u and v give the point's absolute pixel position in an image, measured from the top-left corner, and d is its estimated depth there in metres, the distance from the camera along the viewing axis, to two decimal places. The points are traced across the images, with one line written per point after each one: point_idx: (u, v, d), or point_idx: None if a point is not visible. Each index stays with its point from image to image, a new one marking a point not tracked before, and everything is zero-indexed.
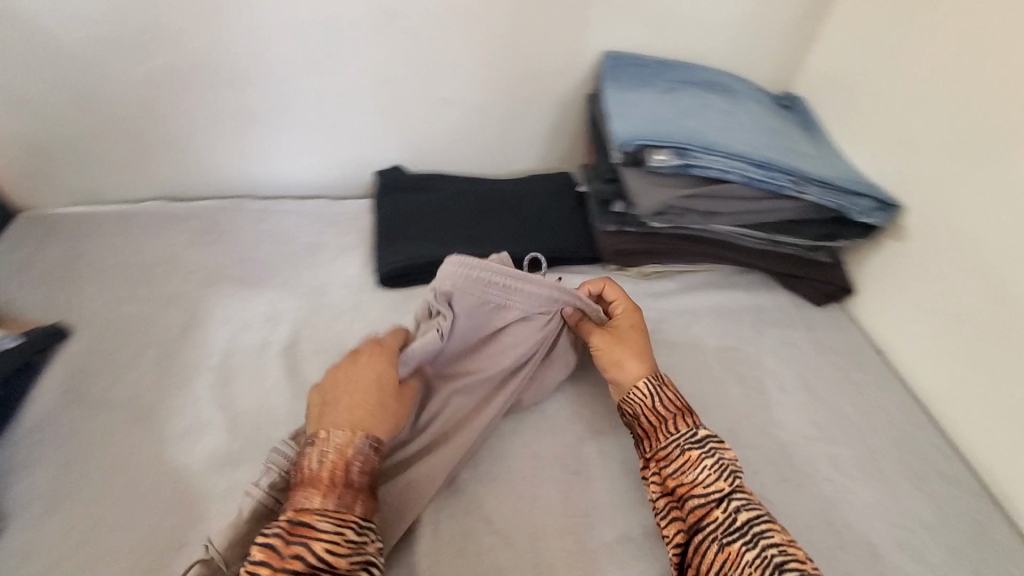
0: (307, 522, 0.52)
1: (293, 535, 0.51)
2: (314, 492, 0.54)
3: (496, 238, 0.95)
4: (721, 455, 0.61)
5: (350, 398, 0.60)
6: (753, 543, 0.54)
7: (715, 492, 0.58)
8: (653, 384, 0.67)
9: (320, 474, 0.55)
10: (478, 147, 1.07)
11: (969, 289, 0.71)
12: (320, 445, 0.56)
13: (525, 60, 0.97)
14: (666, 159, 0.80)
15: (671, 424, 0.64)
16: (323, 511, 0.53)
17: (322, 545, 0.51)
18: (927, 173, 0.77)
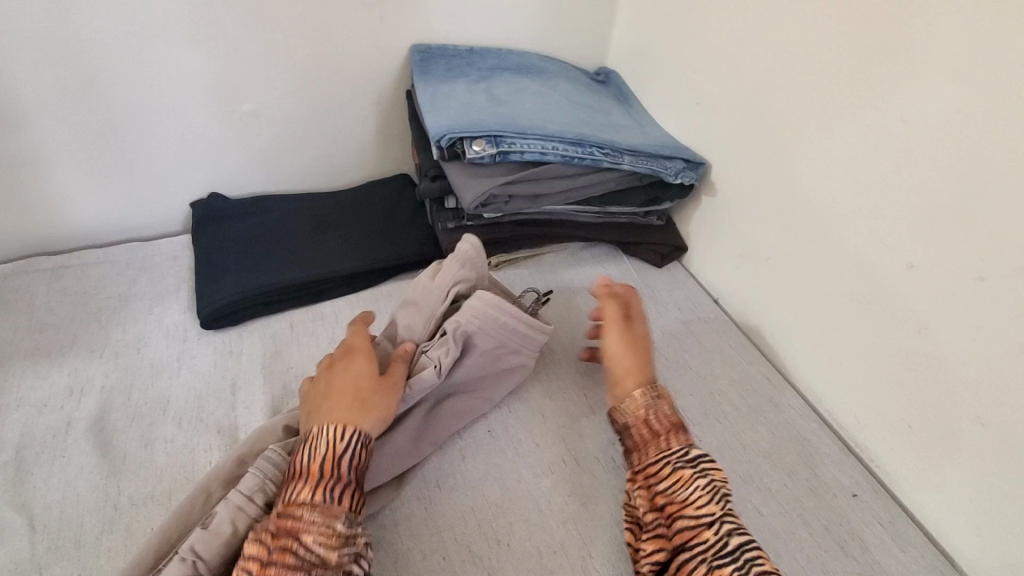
0: (292, 519, 0.48)
1: (281, 531, 0.48)
2: (303, 484, 0.50)
3: (333, 255, 0.89)
4: (713, 475, 0.55)
5: (340, 395, 0.56)
6: (745, 571, 0.48)
7: (706, 514, 0.52)
8: (649, 399, 0.62)
9: (301, 467, 0.51)
10: (305, 161, 1.00)
11: (771, 229, 0.77)
12: (309, 439, 0.53)
13: (331, 62, 0.91)
14: (484, 148, 0.78)
15: (663, 440, 0.59)
16: (309, 505, 0.49)
17: (311, 539, 0.47)
18: (722, 129, 0.82)
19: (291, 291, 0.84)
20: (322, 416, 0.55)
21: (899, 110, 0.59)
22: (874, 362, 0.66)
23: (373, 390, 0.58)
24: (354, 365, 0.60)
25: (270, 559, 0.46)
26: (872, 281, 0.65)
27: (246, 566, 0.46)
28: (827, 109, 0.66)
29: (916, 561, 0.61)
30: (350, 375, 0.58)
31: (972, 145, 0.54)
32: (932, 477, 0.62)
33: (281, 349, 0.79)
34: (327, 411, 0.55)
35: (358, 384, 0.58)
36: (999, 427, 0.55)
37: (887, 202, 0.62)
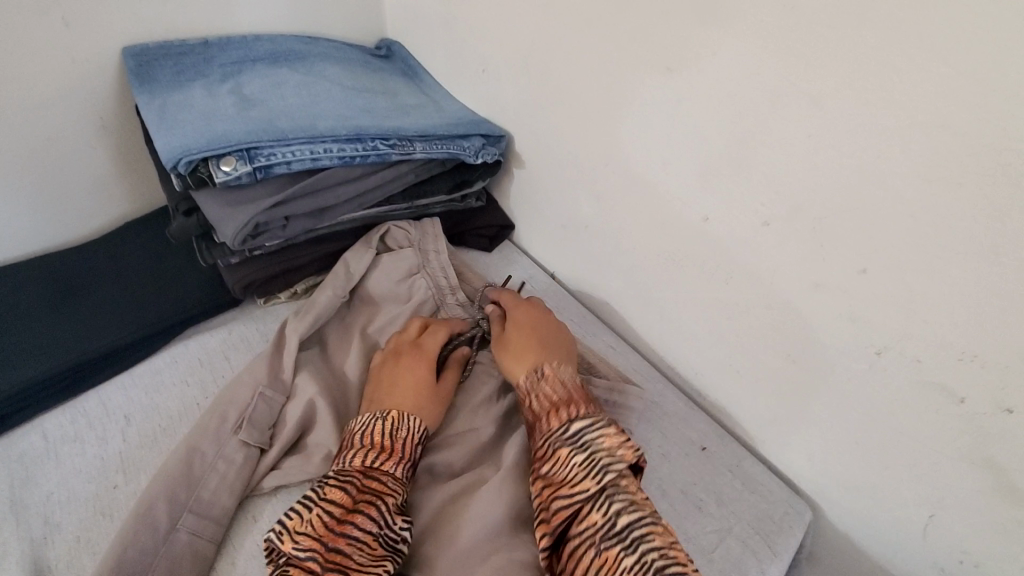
0: (377, 480, 0.51)
1: (367, 485, 0.51)
2: (380, 454, 0.53)
3: (89, 329, 0.71)
4: (595, 448, 0.53)
5: (398, 392, 0.59)
6: (630, 547, 0.47)
7: (582, 491, 0.50)
8: (535, 381, 0.60)
9: (379, 440, 0.54)
10: (29, 215, 0.78)
11: (582, 198, 0.72)
12: (387, 416, 0.56)
13: (10, 85, 0.69)
14: (237, 167, 0.64)
15: (547, 422, 0.56)
16: (395, 473, 0.53)
17: (391, 501, 0.51)
18: (512, 96, 0.75)
19: (33, 389, 0.66)
20: (401, 406, 0.58)
21: (665, 57, 0.55)
22: (697, 316, 0.65)
23: (434, 394, 0.61)
24: (418, 365, 0.62)
25: (355, 507, 0.49)
26: (682, 237, 0.62)
27: (328, 507, 0.49)
28: (601, 66, 0.61)
29: (764, 499, 0.62)
30: (412, 371, 0.61)
31: (732, 86, 0.51)
32: (765, 414, 0.63)
33: (35, 472, 0.61)
34: (397, 401, 0.58)
35: (421, 379, 0.61)
36: (807, 362, 0.56)
37: (674, 155, 0.58)
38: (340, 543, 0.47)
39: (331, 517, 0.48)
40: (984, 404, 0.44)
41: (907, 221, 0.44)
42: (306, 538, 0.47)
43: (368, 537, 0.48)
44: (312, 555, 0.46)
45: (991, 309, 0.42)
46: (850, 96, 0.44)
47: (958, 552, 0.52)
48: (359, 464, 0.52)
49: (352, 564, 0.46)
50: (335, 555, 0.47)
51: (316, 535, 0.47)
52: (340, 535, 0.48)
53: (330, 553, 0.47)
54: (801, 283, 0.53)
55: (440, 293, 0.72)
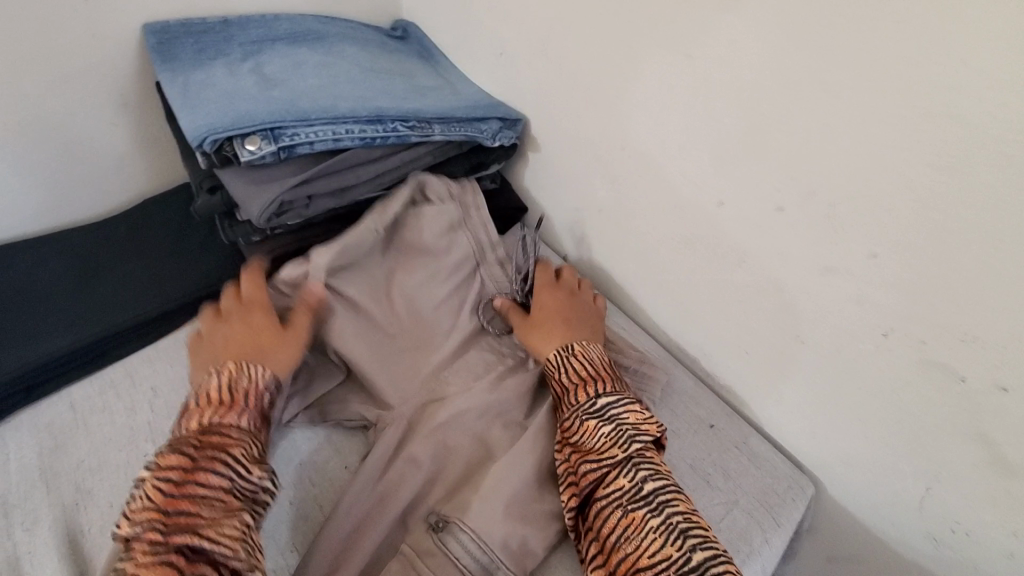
0: (218, 435, 0.51)
1: (207, 443, 0.50)
2: (221, 410, 0.53)
3: (113, 303, 0.72)
4: (622, 421, 0.57)
5: (241, 347, 0.59)
6: (658, 510, 0.51)
7: (610, 458, 0.54)
8: (565, 355, 0.63)
9: (216, 398, 0.54)
10: (50, 189, 0.79)
11: (596, 182, 0.74)
12: (222, 373, 0.56)
13: (31, 61, 0.70)
14: (261, 146, 0.65)
15: (573, 394, 0.60)
16: (238, 426, 0.53)
17: (237, 452, 0.51)
18: (529, 80, 0.76)
19: (62, 360, 0.67)
20: (242, 359, 0.57)
21: (685, 43, 0.56)
22: (708, 297, 0.67)
23: (281, 338, 0.61)
24: (252, 322, 0.61)
25: (196, 464, 0.48)
26: (695, 220, 0.64)
27: (164, 476, 0.48)
28: (619, 52, 0.62)
29: (768, 474, 0.65)
30: (254, 334, 0.60)
31: (751, 74, 0.52)
32: (773, 395, 0.66)
33: (63, 441, 0.63)
34: (236, 354, 0.58)
35: (259, 331, 0.60)
36: (814, 343, 0.58)
37: (691, 141, 0.60)
38: (184, 503, 0.46)
39: (171, 483, 0.47)
40: (982, 382, 0.47)
41: (917, 207, 0.46)
42: (146, 510, 0.46)
43: (217, 489, 0.48)
44: (152, 520, 0.45)
45: (993, 291, 0.44)
46: (867, 87, 0.45)
47: (951, 522, 0.55)
48: (197, 426, 0.52)
49: (201, 520, 0.46)
50: (181, 516, 0.46)
51: (154, 505, 0.46)
52: (181, 496, 0.47)
53: (173, 516, 0.46)
54: (812, 267, 0.55)
55: (481, 250, 0.74)
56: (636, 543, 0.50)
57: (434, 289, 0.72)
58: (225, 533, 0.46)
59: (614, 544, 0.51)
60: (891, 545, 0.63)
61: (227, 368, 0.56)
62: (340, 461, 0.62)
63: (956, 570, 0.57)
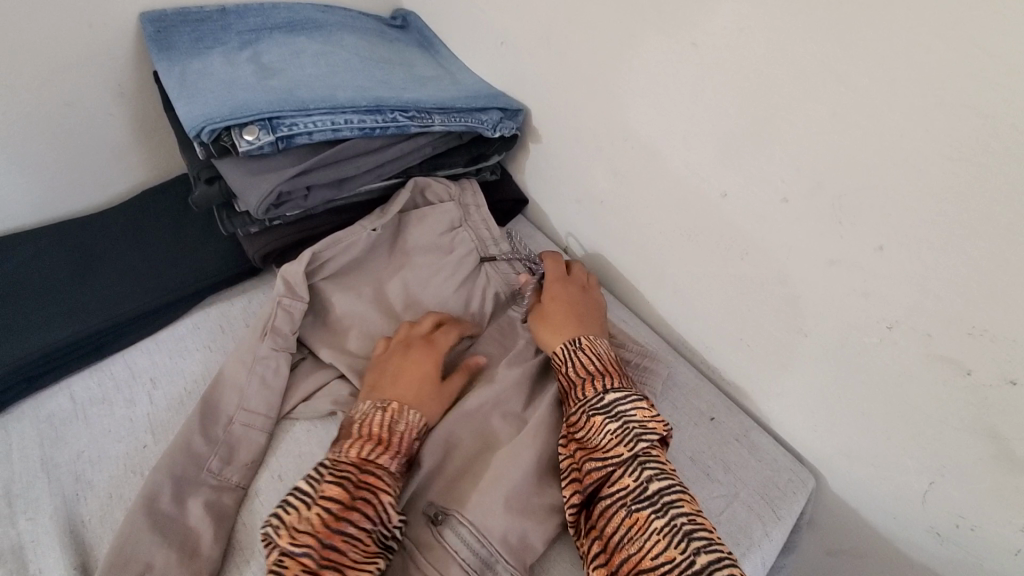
0: (372, 475, 0.52)
1: (362, 483, 0.52)
2: (377, 447, 0.54)
3: (112, 294, 0.72)
4: (628, 419, 0.56)
5: (404, 377, 0.61)
6: (662, 511, 0.51)
7: (615, 457, 0.54)
8: (572, 350, 0.62)
9: (376, 433, 0.56)
10: (49, 180, 0.79)
11: (599, 173, 0.73)
12: (383, 409, 0.57)
13: (28, 51, 0.69)
14: (259, 136, 0.64)
15: (580, 390, 0.59)
16: (389, 468, 0.54)
17: (387, 499, 0.52)
18: (530, 69, 0.75)
19: (62, 351, 0.67)
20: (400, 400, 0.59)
21: (690, 31, 0.55)
22: (711, 291, 0.66)
23: (439, 392, 0.61)
24: (416, 362, 0.62)
25: (353, 504, 0.50)
26: (698, 211, 0.63)
27: (325, 504, 0.50)
28: (623, 40, 0.61)
29: (771, 467, 0.65)
30: (414, 365, 0.61)
31: (757, 63, 0.51)
32: (777, 389, 0.65)
33: (64, 432, 0.63)
34: (393, 393, 0.59)
35: (422, 369, 0.61)
36: (819, 336, 0.57)
37: (696, 131, 0.59)
38: (336, 541, 0.48)
39: (330, 513, 0.49)
40: (991, 376, 0.46)
41: (926, 197, 0.45)
42: (304, 536, 0.48)
43: (364, 533, 0.50)
44: (309, 550, 0.47)
45: (1003, 283, 0.43)
46: (873, 74, 0.44)
47: (955, 517, 0.54)
48: (354, 457, 0.53)
49: (349, 561, 0.48)
50: (331, 551, 0.48)
51: (313, 532, 0.48)
52: (336, 531, 0.49)
53: (326, 550, 0.48)
54: (817, 259, 0.54)
55: (482, 245, 0.74)
56: (639, 543, 0.50)
57: (440, 286, 0.71)
58: None
59: (617, 545, 0.51)
60: (893, 539, 0.62)
61: (388, 405, 0.58)
62: None
63: (958, 565, 0.57)
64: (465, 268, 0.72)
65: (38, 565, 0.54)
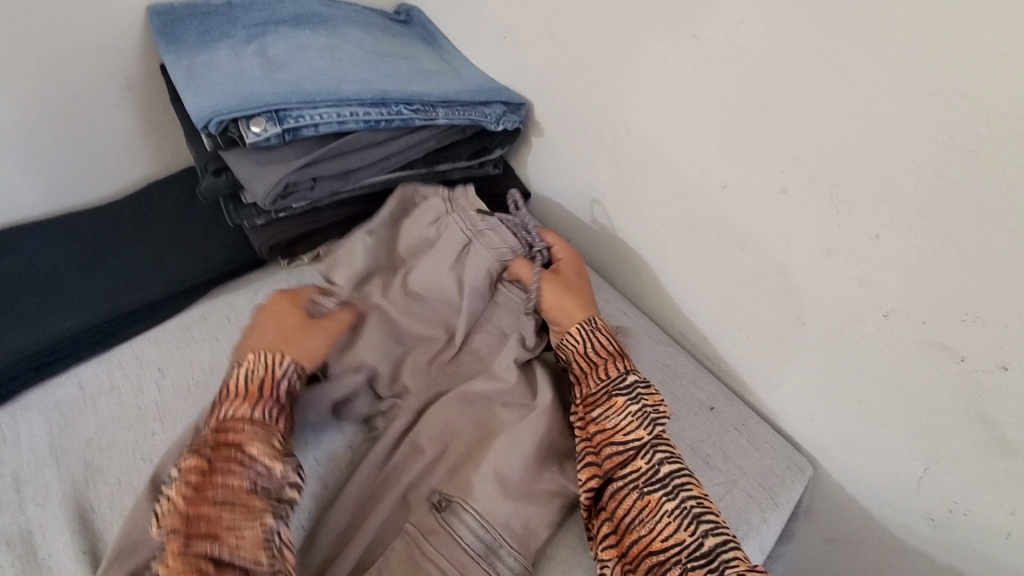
0: (232, 432, 0.50)
1: (222, 443, 0.50)
2: (235, 403, 0.52)
3: (119, 285, 0.73)
4: (646, 402, 0.58)
5: (276, 328, 0.59)
6: (673, 494, 0.53)
7: (634, 440, 0.56)
8: (588, 330, 0.63)
9: (237, 389, 0.53)
10: (56, 173, 0.80)
11: (600, 165, 0.74)
12: (244, 364, 0.55)
13: (37, 43, 0.70)
14: (267, 128, 0.65)
15: (601, 369, 0.60)
16: (251, 419, 0.52)
17: (255, 451, 0.50)
18: (533, 63, 0.76)
19: (70, 341, 0.68)
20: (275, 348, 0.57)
21: (690, 24, 0.56)
22: (711, 282, 0.67)
23: (313, 338, 0.59)
24: (281, 310, 0.60)
25: (213, 469, 0.48)
26: (698, 203, 0.64)
27: (185, 480, 0.47)
28: (625, 34, 0.62)
29: (769, 455, 0.66)
30: (280, 317, 0.60)
31: (756, 55, 0.52)
32: (776, 379, 0.66)
33: (72, 419, 0.64)
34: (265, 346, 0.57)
35: (284, 320, 0.60)
36: (816, 325, 0.58)
37: (696, 124, 0.60)
38: (204, 510, 0.46)
39: (191, 486, 0.47)
40: (983, 361, 0.47)
41: (921, 187, 0.46)
42: (169, 519, 0.46)
43: (239, 490, 0.48)
44: (176, 529, 0.45)
45: (996, 272, 0.44)
46: (871, 67, 0.45)
47: (948, 502, 0.56)
48: (213, 425, 0.51)
49: (223, 525, 0.46)
50: (201, 522, 0.46)
51: (177, 514, 0.46)
52: (201, 501, 0.46)
53: (193, 523, 0.46)
54: (814, 249, 0.55)
55: (471, 225, 0.68)
56: (650, 525, 0.52)
57: (429, 271, 0.67)
58: (246, 537, 0.46)
59: (628, 526, 0.52)
60: (888, 526, 0.64)
61: (244, 360, 0.55)
62: (343, 442, 0.63)
63: (952, 549, 0.58)
64: (449, 250, 0.67)
65: (48, 548, 0.55)
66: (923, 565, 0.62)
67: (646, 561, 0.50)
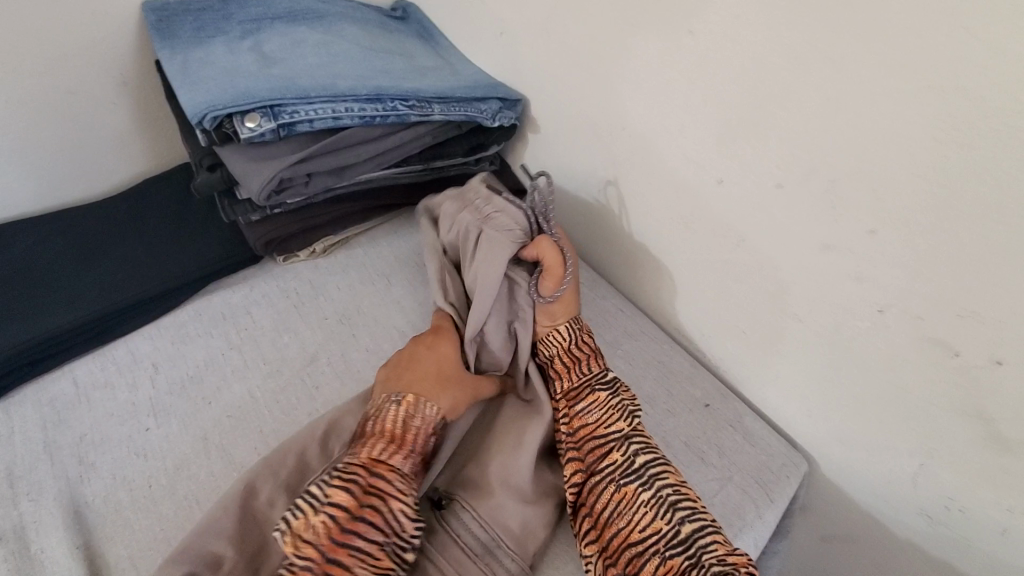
0: (381, 479, 0.51)
1: (370, 487, 0.50)
2: (390, 445, 0.53)
3: (114, 281, 0.73)
4: (624, 396, 0.60)
5: (432, 366, 0.60)
6: (649, 483, 0.53)
7: (612, 433, 0.57)
8: (573, 328, 0.65)
9: (391, 429, 0.54)
10: (52, 169, 0.80)
11: (597, 162, 0.74)
12: (394, 403, 0.56)
13: (31, 39, 0.70)
14: (261, 124, 0.65)
15: (585, 365, 0.62)
16: (396, 470, 0.52)
17: (397, 506, 0.50)
18: (529, 59, 0.76)
19: (65, 337, 0.68)
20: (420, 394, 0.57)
21: (686, 18, 0.56)
22: (708, 279, 0.67)
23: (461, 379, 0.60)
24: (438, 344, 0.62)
25: (358, 515, 0.48)
26: (694, 199, 0.64)
27: (333, 512, 0.48)
28: (621, 29, 0.62)
29: (764, 452, 0.66)
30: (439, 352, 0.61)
31: (752, 49, 0.52)
32: (771, 376, 0.66)
33: (67, 415, 0.64)
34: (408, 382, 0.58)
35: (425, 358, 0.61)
36: (812, 321, 0.58)
37: (692, 120, 0.60)
38: (341, 554, 0.46)
39: (334, 520, 0.47)
40: (977, 356, 0.47)
41: (915, 181, 0.46)
42: (306, 548, 0.46)
43: (374, 547, 0.48)
44: (311, 563, 0.45)
45: (991, 265, 0.44)
46: (864, 60, 0.45)
47: (945, 498, 0.55)
48: (365, 456, 0.52)
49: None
50: (336, 567, 0.46)
51: (316, 544, 0.46)
52: (341, 544, 0.47)
53: (328, 564, 0.46)
54: (810, 245, 0.55)
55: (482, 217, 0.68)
56: (627, 516, 0.52)
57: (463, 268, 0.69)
58: None
59: (607, 520, 0.53)
60: (884, 523, 0.63)
61: (404, 396, 0.57)
62: None
63: (949, 546, 0.58)
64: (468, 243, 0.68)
65: (41, 544, 0.55)
66: (920, 561, 0.62)
67: (626, 552, 0.50)
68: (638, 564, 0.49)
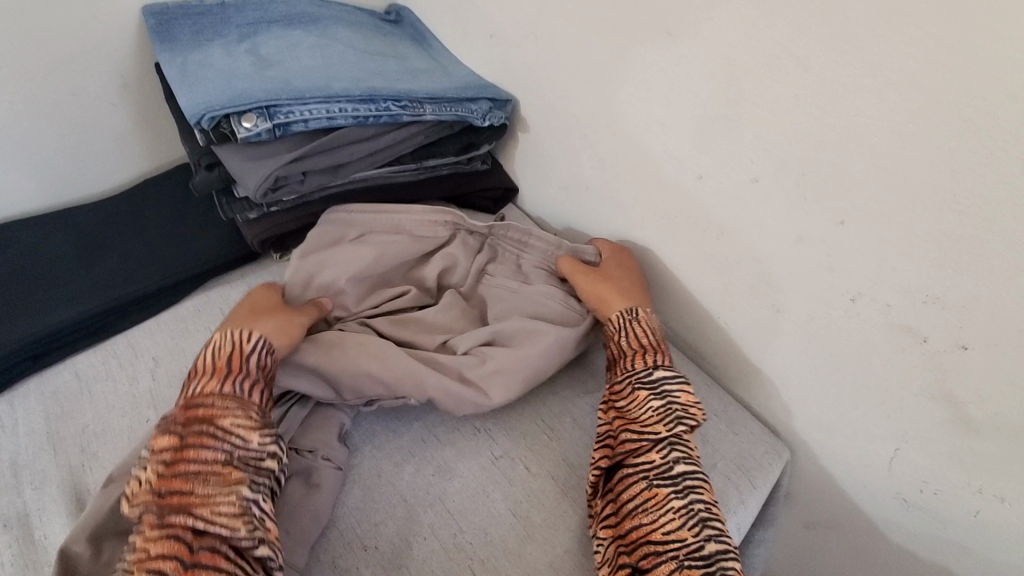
0: (206, 409, 0.52)
1: (195, 419, 0.51)
2: (210, 378, 0.54)
3: (115, 277, 0.75)
4: (671, 399, 0.60)
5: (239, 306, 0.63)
6: (682, 493, 0.54)
7: (651, 433, 0.58)
8: (629, 319, 0.65)
9: (208, 365, 0.55)
10: (56, 170, 0.82)
11: (583, 160, 0.76)
12: (212, 342, 0.57)
13: (37, 44, 0.72)
14: (257, 123, 0.67)
15: (631, 360, 0.63)
16: (219, 394, 0.52)
17: (228, 425, 0.51)
18: (517, 61, 0.78)
19: (68, 332, 0.70)
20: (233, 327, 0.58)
21: (664, 19, 0.58)
22: (692, 272, 0.69)
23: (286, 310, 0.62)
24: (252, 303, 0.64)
25: (185, 445, 0.49)
26: (676, 194, 0.66)
27: (160, 458, 0.49)
28: (603, 30, 0.64)
29: (746, 440, 0.67)
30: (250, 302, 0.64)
31: (725, 50, 0.54)
32: (754, 365, 0.68)
33: (68, 408, 0.66)
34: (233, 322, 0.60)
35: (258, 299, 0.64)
36: (790, 311, 0.60)
37: (672, 117, 0.62)
38: (177, 483, 0.48)
39: (164, 463, 0.48)
40: (945, 342, 0.49)
41: (881, 173, 0.48)
42: (142, 495, 0.47)
43: (214, 464, 0.49)
44: (148, 508, 0.47)
45: (952, 255, 0.46)
46: (830, 58, 0.47)
47: (919, 482, 0.57)
48: (184, 400, 0.52)
49: (199, 499, 0.47)
50: (173, 498, 0.47)
51: (150, 488, 0.47)
52: (174, 476, 0.48)
53: (165, 499, 0.47)
54: (786, 237, 0.57)
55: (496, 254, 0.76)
56: (652, 516, 0.53)
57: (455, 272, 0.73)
58: (223, 512, 0.47)
59: (631, 511, 0.54)
60: (864, 509, 0.65)
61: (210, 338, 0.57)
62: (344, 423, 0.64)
63: (925, 530, 0.60)
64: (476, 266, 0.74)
65: (45, 530, 0.56)
66: (897, 545, 0.64)
67: (643, 548, 0.52)
68: (652, 562, 0.51)
